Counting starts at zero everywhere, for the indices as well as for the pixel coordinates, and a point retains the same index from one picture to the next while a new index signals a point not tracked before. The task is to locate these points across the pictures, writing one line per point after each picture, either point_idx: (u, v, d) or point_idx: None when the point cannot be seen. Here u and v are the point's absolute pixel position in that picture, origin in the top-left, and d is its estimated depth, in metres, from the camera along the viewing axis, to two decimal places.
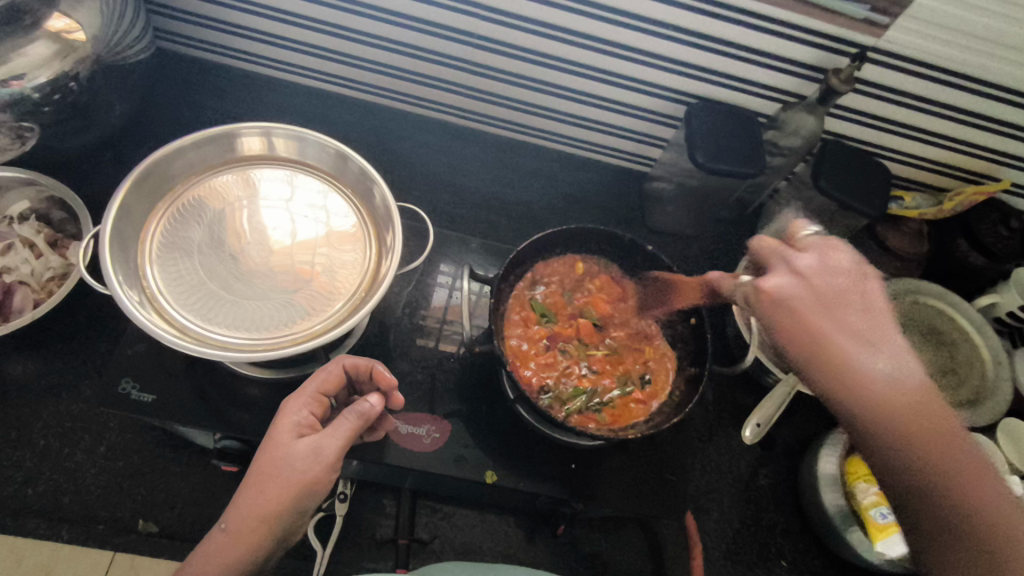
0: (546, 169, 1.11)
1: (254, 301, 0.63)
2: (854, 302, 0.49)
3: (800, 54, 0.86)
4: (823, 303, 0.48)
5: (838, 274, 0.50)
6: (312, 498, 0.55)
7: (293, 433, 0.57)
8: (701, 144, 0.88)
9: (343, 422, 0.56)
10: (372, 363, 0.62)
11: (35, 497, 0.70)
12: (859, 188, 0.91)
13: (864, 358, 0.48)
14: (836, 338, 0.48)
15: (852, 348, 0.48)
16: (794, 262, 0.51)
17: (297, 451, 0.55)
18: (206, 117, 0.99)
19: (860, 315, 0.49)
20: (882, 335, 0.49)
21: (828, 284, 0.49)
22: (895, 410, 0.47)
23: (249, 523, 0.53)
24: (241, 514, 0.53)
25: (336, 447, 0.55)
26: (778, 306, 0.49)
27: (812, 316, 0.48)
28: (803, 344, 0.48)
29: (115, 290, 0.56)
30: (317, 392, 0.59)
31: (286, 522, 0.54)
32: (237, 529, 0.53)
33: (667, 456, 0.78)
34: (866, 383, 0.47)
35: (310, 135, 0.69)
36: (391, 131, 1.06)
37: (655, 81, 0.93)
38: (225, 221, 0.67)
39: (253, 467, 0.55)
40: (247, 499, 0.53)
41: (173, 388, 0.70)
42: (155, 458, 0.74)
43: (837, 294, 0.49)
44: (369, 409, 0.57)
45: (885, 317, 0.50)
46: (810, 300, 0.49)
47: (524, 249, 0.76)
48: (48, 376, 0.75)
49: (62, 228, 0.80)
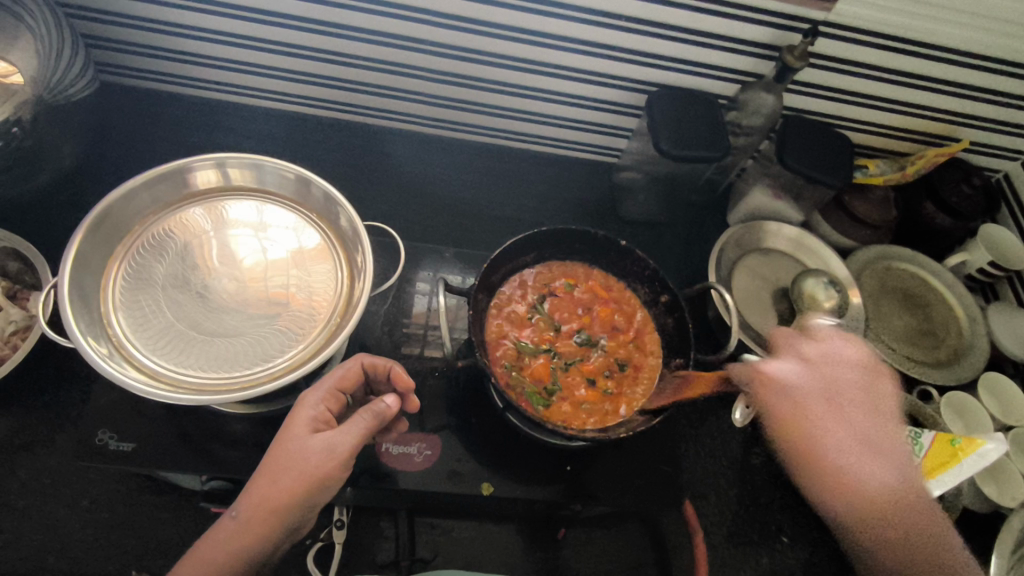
0: (513, 169, 1.10)
1: (225, 339, 0.61)
2: (801, 398, 0.60)
3: (754, 34, 0.86)
4: (823, 412, 0.59)
5: (825, 379, 0.61)
6: (324, 492, 0.55)
7: (309, 427, 0.57)
8: (666, 132, 0.88)
9: (358, 421, 0.57)
10: (390, 365, 0.65)
11: (17, 561, 0.66)
12: (822, 162, 0.92)
13: (829, 441, 0.59)
14: (830, 441, 0.59)
15: (834, 436, 0.59)
16: (802, 351, 0.64)
17: (313, 445, 0.55)
18: (160, 146, 0.95)
19: (864, 415, 0.60)
20: (857, 433, 0.60)
21: (827, 380, 0.61)
22: (876, 506, 0.58)
23: (259, 512, 0.53)
24: (253, 503, 0.53)
25: (350, 444, 0.56)
26: (780, 392, 0.61)
27: (810, 402, 0.60)
28: (796, 441, 0.60)
29: (78, 342, 0.54)
30: (334, 388, 0.60)
31: (296, 515, 0.54)
32: (248, 516, 0.53)
33: (662, 448, 0.78)
34: (857, 491, 0.58)
35: (266, 162, 0.68)
36: (355, 145, 1.04)
37: (614, 72, 0.93)
38: (187, 258, 0.65)
39: (266, 458, 0.56)
40: (261, 486, 0.54)
41: (153, 434, 0.68)
42: (142, 506, 0.72)
43: (824, 391, 0.60)
44: (385, 410, 0.58)
45: (844, 408, 0.60)
46: (813, 387, 0.61)
47: (499, 256, 0.75)
48: (21, 433, 0.72)
49: (19, 278, 0.77)
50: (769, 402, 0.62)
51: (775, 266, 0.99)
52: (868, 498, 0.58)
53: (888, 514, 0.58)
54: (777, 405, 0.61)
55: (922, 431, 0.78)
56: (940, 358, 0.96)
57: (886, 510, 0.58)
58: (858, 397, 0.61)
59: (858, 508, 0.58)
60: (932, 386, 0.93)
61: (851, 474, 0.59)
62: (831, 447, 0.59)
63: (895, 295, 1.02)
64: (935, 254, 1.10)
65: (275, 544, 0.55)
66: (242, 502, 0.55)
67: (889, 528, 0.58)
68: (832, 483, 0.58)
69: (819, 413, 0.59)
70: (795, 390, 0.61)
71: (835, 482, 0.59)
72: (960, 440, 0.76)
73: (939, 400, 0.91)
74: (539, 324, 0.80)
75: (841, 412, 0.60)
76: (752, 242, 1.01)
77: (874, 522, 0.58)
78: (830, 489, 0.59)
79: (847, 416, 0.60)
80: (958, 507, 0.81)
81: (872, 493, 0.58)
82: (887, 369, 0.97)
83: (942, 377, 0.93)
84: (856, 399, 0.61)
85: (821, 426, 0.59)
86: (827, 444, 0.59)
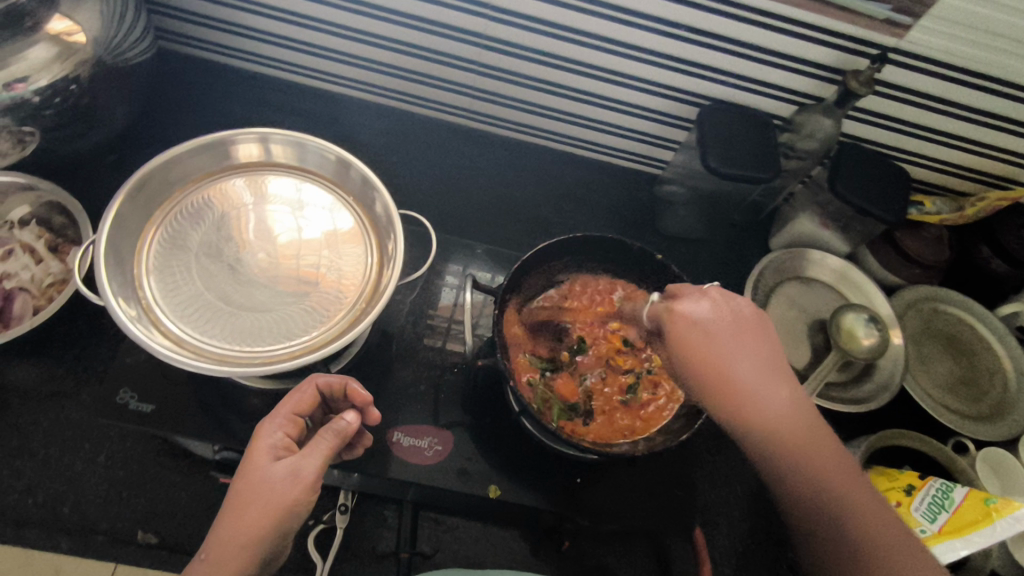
0: (554, 171, 1.09)
1: (251, 313, 0.62)
2: (708, 330, 0.57)
3: (817, 55, 0.83)
4: (721, 333, 0.57)
5: (733, 316, 0.58)
6: (296, 520, 0.53)
7: (269, 456, 0.55)
8: (714, 148, 0.86)
9: (321, 442, 0.55)
10: (346, 381, 0.61)
11: (34, 508, 0.68)
12: (876, 194, 0.88)
13: (734, 363, 0.55)
14: (738, 369, 0.55)
15: (738, 364, 0.55)
16: (704, 292, 0.60)
17: (277, 473, 0.54)
18: (211, 117, 0.97)
19: (754, 353, 0.56)
20: (751, 357, 0.56)
21: (736, 315, 0.58)
22: (780, 430, 0.53)
23: (231, 549, 0.51)
24: (222, 541, 0.51)
25: (316, 465, 0.55)
26: (686, 323, 0.58)
27: (720, 336, 0.56)
28: (695, 366, 0.56)
29: (108, 302, 0.55)
30: (292, 413, 0.59)
31: (268, 548, 0.52)
32: (213, 561, 0.50)
33: (675, 471, 0.76)
34: (743, 408, 0.54)
35: (310, 141, 0.68)
36: (398, 133, 1.04)
37: (666, 82, 0.91)
38: (223, 230, 0.66)
39: (230, 494, 0.54)
40: (226, 525, 0.51)
41: (174, 399, 0.69)
42: (156, 468, 0.73)
43: (732, 329, 0.57)
44: (346, 427, 0.57)
45: (748, 333, 0.57)
46: (717, 322, 0.57)
47: (531, 257, 0.74)
48: (49, 383, 0.73)
49: (62, 232, 0.78)
50: (681, 339, 0.57)
51: (815, 298, 0.96)
52: (750, 418, 0.54)
53: (793, 437, 0.53)
54: (685, 334, 0.57)
55: (955, 486, 0.75)
56: (980, 412, 0.92)
57: (798, 441, 0.53)
58: (773, 357, 0.57)
59: (763, 428, 0.53)
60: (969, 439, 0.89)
61: (746, 387, 0.55)
62: (729, 367, 0.55)
63: (937, 341, 0.97)
64: (987, 301, 1.04)
65: None
66: (205, 549, 0.51)
67: (808, 452, 0.53)
68: (724, 395, 0.54)
69: (716, 331, 0.57)
70: (703, 322, 0.57)
71: (726, 396, 0.54)
72: (997, 500, 0.71)
73: (974, 454, 0.87)
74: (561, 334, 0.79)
75: (738, 334, 0.57)
76: (792, 270, 0.98)
77: (799, 449, 0.53)
78: (718, 400, 0.55)
79: (751, 347, 0.56)
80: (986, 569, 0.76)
81: (774, 413, 0.54)
82: (923, 415, 0.93)
83: (979, 432, 0.88)
84: (758, 342, 0.57)
85: (710, 350, 0.56)
86: (734, 366, 0.55)
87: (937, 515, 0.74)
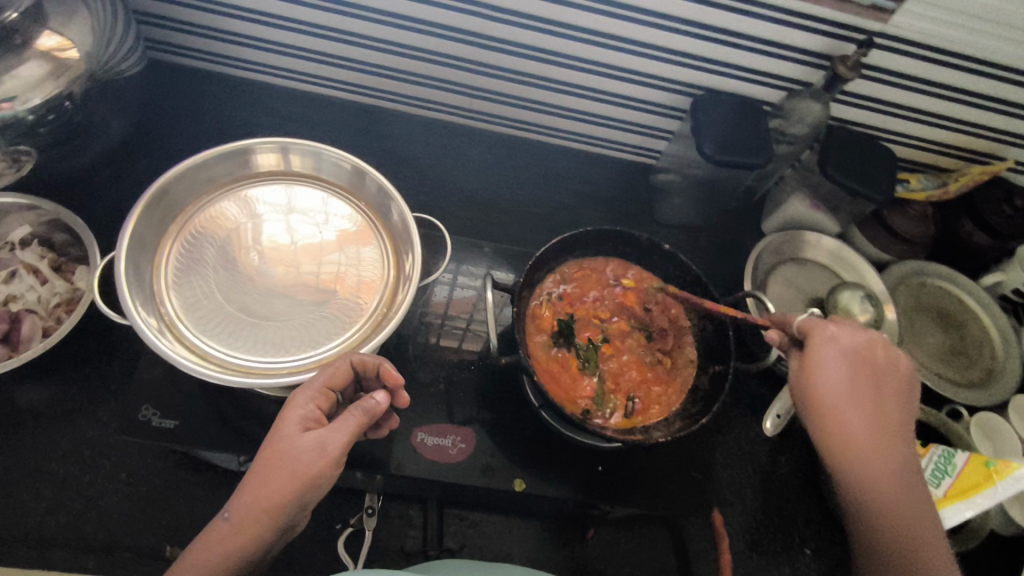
0: (549, 165, 1.10)
1: (274, 323, 0.62)
2: (843, 366, 0.62)
3: (805, 42, 0.85)
4: (851, 379, 0.61)
5: (869, 361, 0.62)
6: (317, 491, 0.54)
7: (298, 426, 0.55)
8: (711, 136, 0.88)
9: (349, 418, 0.55)
10: (381, 361, 0.59)
11: (57, 529, 0.67)
12: (866, 174, 0.91)
13: (849, 418, 0.60)
14: (851, 421, 0.60)
15: (860, 417, 0.60)
16: (846, 336, 0.63)
17: (304, 444, 0.54)
18: (203, 125, 0.95)
19: (883, 403, 0.62)
20: (881, 416, 0.61)
21: (867, 363, 0.62)
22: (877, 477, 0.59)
23: (250, 513, 0.52)
24: (245, 504, 0.52)
25: (342, 441, 0.55)
26: (826, 345, 0.63)
27: (844, 399, 0.61)
28: (816, 391, 0.61)
29: (133, 318, 0.55)
30: (324, 387, 0.57)
31: (290, 514, 0.53)
32: (235, 522, 0.52)
33: (692, 455, 0.78)
34: (852, 448, 0.60)
35: (326, 151, 0.68)
36: (394, 133, 1.04)
37: (660, 73, 0.92)
38: (239, 241, 0.66)
39: (258, 458, 0.55)
40: (252, 489, 0.53)
41: (195, 412, 0.69)
42: (178, 482, 0.73)
43: (864, 370, 0.62)
44: (375, 407, 0.56)
45: (884, 387, 0.62)
46: (854, 359, 0.62)
47: (543, 254, 0.76)
48: (62, 404, 0.73)
49: (65, 251, 0.77)
50: (817, 362, 0.62)
51: (811, 278, 0.99)
52: (856, 453, 0.60)
53: (873, 475, 0.60)
54: (817, 355, 0.62)
55: (956, 452, 0.78)
56: (971, 379, 0.95)
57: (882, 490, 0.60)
58: (896, 418, 0.62)
59: (872, 478, 0.60)
60: (962, 406, 0.93)
61: (863, 444, 0.60)
62: (843, 407, 0.60)
63: (929, 313, 1.01)
64: (971, 273, 1.09)
65: (268, 545, 0.54)
66: (229, 509, 0.53)
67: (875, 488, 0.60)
68: (831, 426, 0.60)
69: (844, 385, 0.61)
70: (844, 354, 0.62)
71: (830, 426, 0.60)
72: (996, 462, 0.75)
73: (969, 420, 0.91)
74: (569, 317, 0.80)
75: (867, 372, 0.62)
76: (789, 252, 1.00)
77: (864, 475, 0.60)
78: (829, 437, 0.61)
79: (872, 393, 0.61)
80: (985, 530, 0.80)
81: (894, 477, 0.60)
82: (919, 385, 0.96)
83: (972, 398, 0.92)
84: (881, 391, 0.62)
85: (844, 390, 0.61)
86: (855, 419, 0.60)
87: (941, 479, 0.78)
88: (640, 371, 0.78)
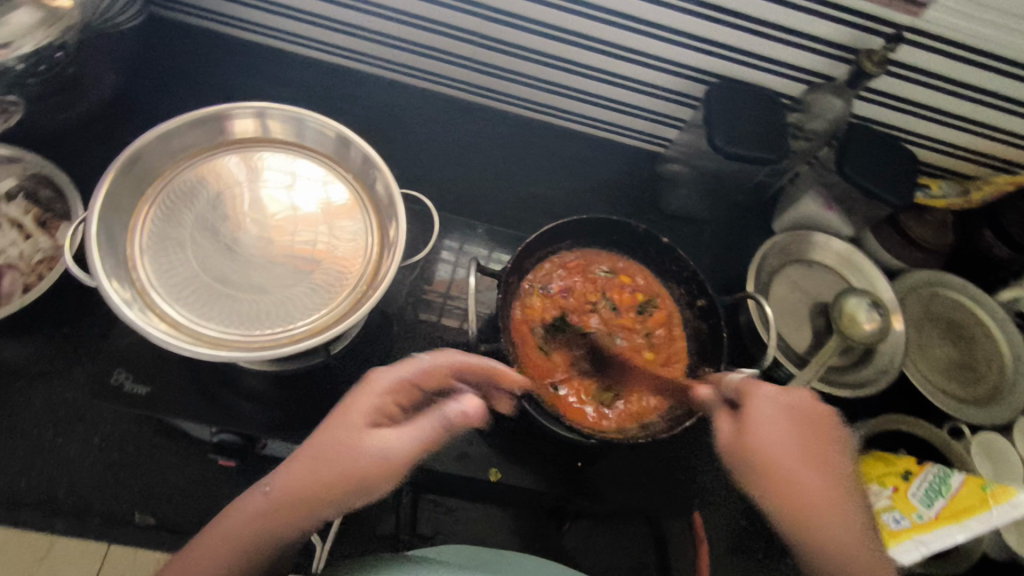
0: (557, 150, 1.06)
1: (250, 295, 0.60)
2: (782, 421, 0.55)
3: (830, 33, 0.80)
4: (792, 440, 0.54)
5: (804, 413, 0.57)
6: (364, 498, 0.48)
7: (369, 419, 0.51)
8: (722, 126, 0.84)
9: (426, 423, 0.51)
10: (481, 364, 0.59)
11: (28, 490, 0.67)
12: (886, 177, 0.86)
13: (801, 479, 0.52)
14: (802, 478, 0.52)
15: (810, 479, 0.52)
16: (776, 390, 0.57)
17: (366, 442, 0.49)
18: (200, 88, 0.93)
19: (833, 473, 0.54)
20: (833, 471, 0.54)
21: (802, 414, 0.56)
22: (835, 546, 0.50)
23: (297, 496, 0.47)
24: (294, 486, 0.47)
25: (410, 449, 0.50)
26: (758, 400, 0.56)
27: (789, 455, 0.53)
28: (747, 443, 0.54)
29: (102, 283, 0.53)
30: (408, 381, 0.54)
31: (328, 515, 0.47)
32: (279, 510, 0.46)
33: (678, 455, 0.77)
34: (810, 516, 0.51)
35: (308, 116, 0.65)
36: (398, 108, 1.01)
37: (676, 58, 0.88)
38: (220, 208, 0.64)
39: (311, 441, 0.49)
40: (300, 471, 0.47)
41: (170, 380, 0.68)
42: (152, 450, 0.72)
43: (800, 422, 0.56)
44: (459, 417, 0.52)
45: (822, 436, 0.56)
46: (793, 410, 0.56)
47: (535, 240, 0.73)
48: (38, 363, 0.72)
49: (50, 206, 0.76)
50: (752, 411, 0.56)
51: (817, 281, 0.95)
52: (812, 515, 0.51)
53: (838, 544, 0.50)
54: (748, 405, 0.56)
55: (952, 473, 0.76)
56: (976, 397, 0.92)
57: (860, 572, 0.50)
58: (844, 472, 0.55)
59: (838, 552, 0.50)
60: (964, 423, 0.89)
61: (817, 511, 0.51)
62: (792, 466, 0.53)
63: (936, 324, 0.97)
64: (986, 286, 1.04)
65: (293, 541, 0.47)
66: (269, 484, 0.48)
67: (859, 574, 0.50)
68: (786, 492, 0.52)
69: (786, 446, 0.54)
70: (775, 407, 0.56)
71: (776, 489, 0.52)
72: (993, 487, 0.72)
73: (971, 439, 0.88)
74: (560, 309, 0.78)
75: (804, 438, 0.54)
76: (796, 251, 0.97)
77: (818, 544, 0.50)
78: (792, 507, 0.52)
79: (816, 447, 0.55)
80: (975, 555, 0.77)
81: (858, 544, 0.50)
82: (921, 400, 0.93)
83: (975, 416, 0.89)
84: (824, 440, 0.56)
85: (784, 449, 0.53)
86: (803, 476, 0.53)
87: (934, 500, 0.75)
88: (633, 368, 0.76)
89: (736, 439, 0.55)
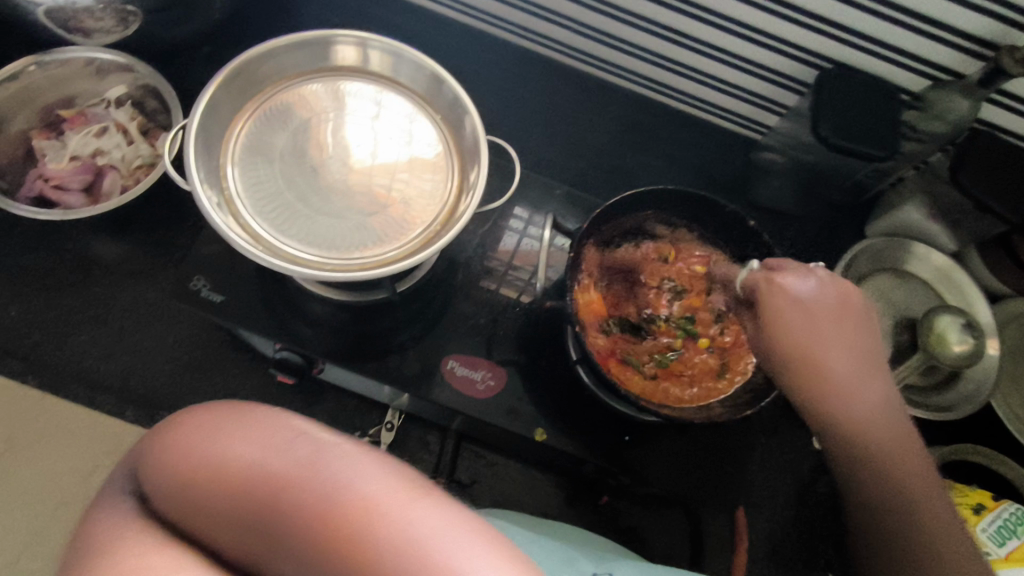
0: (646, 123, 1.02)
1: (329, 219, 0.61)
2: (804, 311, 0.53)
3: (973, 25, 0.72)
4: (816, 323, 0.53)
5: (837, 297, 0.55)
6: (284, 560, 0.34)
7: (363, 491, 0.34)
8: (829, 115, 0.78)
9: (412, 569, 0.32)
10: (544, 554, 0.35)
11: (107, 374, 0.75)
12: (1009, 192, 0.78)
13: (835, 362, 0.53)
14: (831, 361, 0.53)
15: (846, 364, 0.54)
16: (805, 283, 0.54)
17: (349, 521, 0.33)
18: (302, 21, 0.95)
19: (853, 356, 0.54)
20: (864, 355, 0.55)
21: (814, 305, 0.53)
22: (871, 419, 0.54)
23: (248, 488, 0.35)
24: (258, 476, 0.35)
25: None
26: (783, 294, 0.54)
27: (823, 340, 0.53)
28: (780, 336, 0.53)
29: (195, 187, 0.55)
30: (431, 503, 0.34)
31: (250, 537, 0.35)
32: (253, 494, 0.35)
33: (729, 447, 0.74)
34: (836, 394, 0.54)
35: (406, 51, 0.65)
36: (491, 62, 1.00)
37: (797, 42, 0.81)
38: (309, 132, 0.65)
39: (308, 453, 0.36)
40: (273, 469, 0.35)
41: (243, 293, 0.71)
42: (218, 357, 0.77)
43: (835, 314, 0.54)
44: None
45: (846, 315, 0.55)
46: (825, 302, 0.54)
47: (613, 206, 0.71)
48: (129, 262, 0.79)
49: (153, 116, 0.83)
50: (777, 313, 0.54)
51: (907, 293, 0.89)
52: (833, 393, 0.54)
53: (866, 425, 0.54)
54: (780, 308, 0.54)
55: None
56: None
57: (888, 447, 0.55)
58: (868, 352, 0.55)
59: (863, 420, 0.54)
60: None
61: (847, 390, 0.54)
62: (827, 356, 0.53)
63: None
64: None
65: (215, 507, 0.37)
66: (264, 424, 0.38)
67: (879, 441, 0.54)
68: (812, 379, 0.53)
69: (812, 329, 0.53)
70: (808, 300, 0.53)
71: (810, 377, 0.54)
72: None
73: None
74: (628, 284, 0.76)
75: (840, 318, 0.54)
76: (889, 260, 0.91)
77: (861, 427, 0.54)
78: (804, 384, 0.54)
79: (847, 334, 0.54)
80: None
81: (877, 418, 0.54)
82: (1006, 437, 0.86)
83: None
84: (853, 322, 0.55)
85: (812, 337, 0.53)
86: (833, 362, 0.53)
87: (1006, 540, 0.70)
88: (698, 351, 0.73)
89: (768, 332, 0.54)
